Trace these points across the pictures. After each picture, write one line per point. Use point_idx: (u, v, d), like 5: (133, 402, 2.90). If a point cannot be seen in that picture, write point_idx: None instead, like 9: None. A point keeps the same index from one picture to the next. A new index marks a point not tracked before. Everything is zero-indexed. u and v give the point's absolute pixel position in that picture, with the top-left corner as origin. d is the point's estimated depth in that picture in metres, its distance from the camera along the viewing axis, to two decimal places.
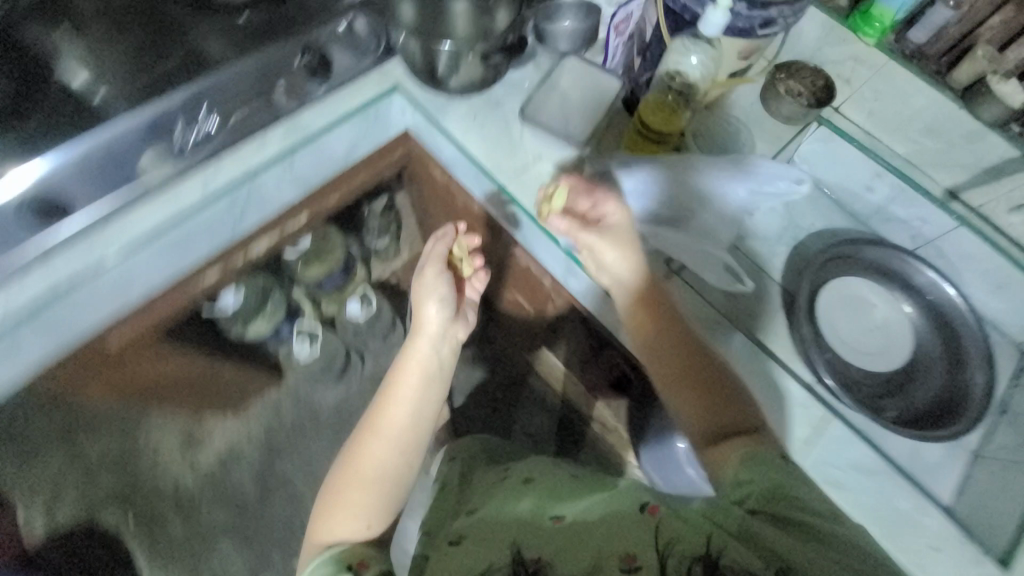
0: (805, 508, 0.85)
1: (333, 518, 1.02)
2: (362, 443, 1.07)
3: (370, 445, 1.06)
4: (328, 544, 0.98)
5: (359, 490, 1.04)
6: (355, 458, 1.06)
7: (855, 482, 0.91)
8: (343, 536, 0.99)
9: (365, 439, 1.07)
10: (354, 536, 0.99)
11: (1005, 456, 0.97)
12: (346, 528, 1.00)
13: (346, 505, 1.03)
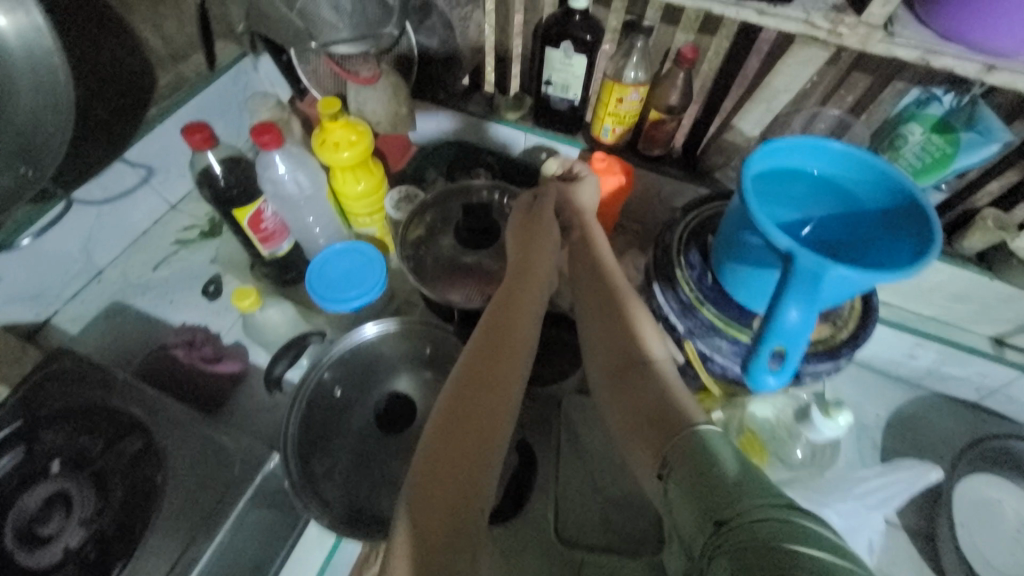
0: (745, 540, 0.37)
1: (422, 542, 0.45)
2: (481, 365, 0.56)
3: (501, 398, 0.55)
4: (421, 545, 0.45)
5: (453, 419, 0.52)
6: (462, 380, 0.55)
7: None
8: (421, 550, 0.44)
9: (474, 370, 0.56)
10: (434, 549, 0.44)
11: None
12: (414, 542, 0.45)
13: (437, 451, 0.50)
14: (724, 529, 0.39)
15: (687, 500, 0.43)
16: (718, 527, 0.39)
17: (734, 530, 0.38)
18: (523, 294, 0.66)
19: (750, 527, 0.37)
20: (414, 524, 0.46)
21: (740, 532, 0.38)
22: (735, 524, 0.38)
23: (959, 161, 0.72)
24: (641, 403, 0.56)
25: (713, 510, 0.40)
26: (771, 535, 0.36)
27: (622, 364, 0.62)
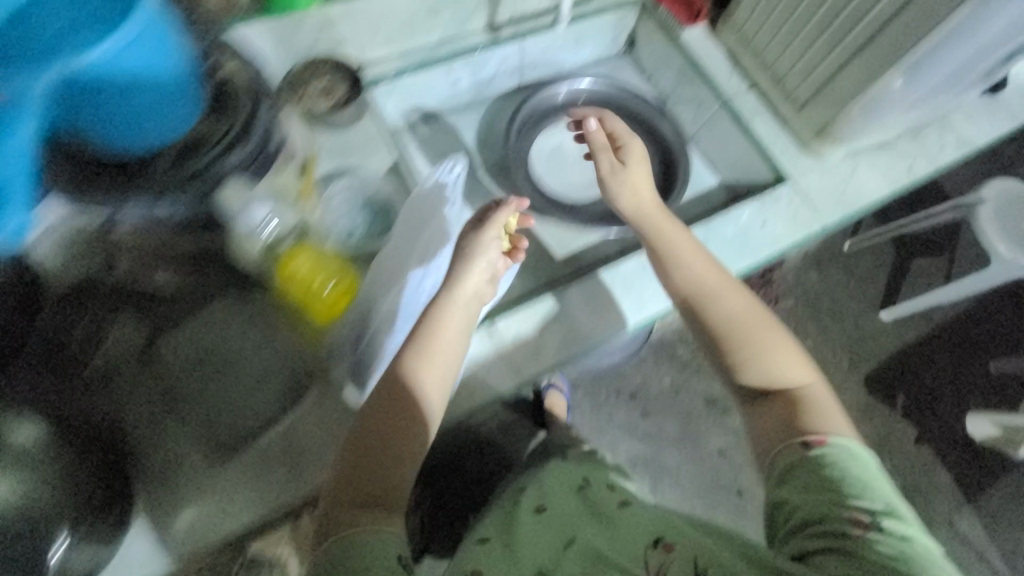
0: (811, 503, 0.57)
1: (349, 557, 0.55)
2: (376, 455, 0.62)
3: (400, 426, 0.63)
4: (360, 540, 0.56)
5: (362, 505, 0.59)
6: (358, 463, 0.62)
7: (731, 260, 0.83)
8: (376, 537, 0.56)
9: (364, 462, 0.62)
10: (382, 541, 0.56)
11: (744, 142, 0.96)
12: (369, 540, 0.56)
13: (347, 509, 0.59)
14: (812, 449, 0.60)
15: (784, 446, 0.63)
16: (808, 445, 0.61)
17: (800, 461, 0.60)
18: (399, 387, 0.64)
19: (820, 467, 0.59)
20: (344, 532, 0.57)
21: (794, 458, 0.61)
22: (806, 467, 0.59)
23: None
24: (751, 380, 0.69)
25: (804, 519, 0.56)
26: (844, 497, 0.56)
27: (731, 330, 0.71)
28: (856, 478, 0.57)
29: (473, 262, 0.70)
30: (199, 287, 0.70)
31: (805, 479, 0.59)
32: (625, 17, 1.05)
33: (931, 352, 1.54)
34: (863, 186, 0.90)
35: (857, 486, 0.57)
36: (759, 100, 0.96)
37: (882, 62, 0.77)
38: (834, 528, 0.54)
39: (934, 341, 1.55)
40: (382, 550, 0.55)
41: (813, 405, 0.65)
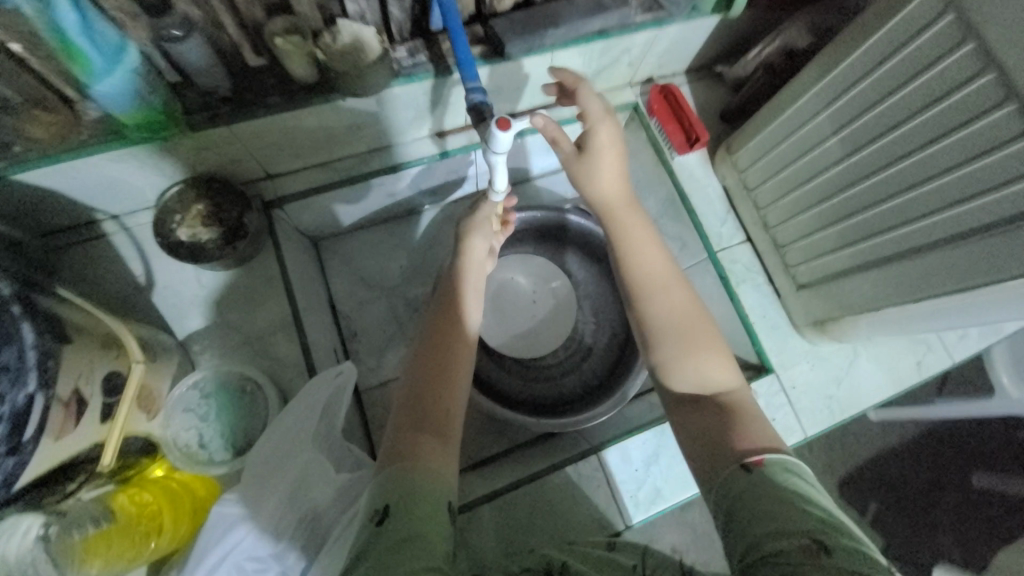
0: (769, 519, 0.41)
1: (406, 486, 0.44)
2: (428, 375, 0.55)
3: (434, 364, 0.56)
4: (420, 473, 0.45)
5: (420, 434, 0.50)
6: (409, 405, 0.53)
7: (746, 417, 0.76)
8: (429, 471, 0.46)
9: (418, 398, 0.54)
10: (437, 476, 0.46)
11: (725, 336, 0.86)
12: (424, 470, 0.46)
13: (412, 442, 0.49)
14: (757, 470, 0.46)
15: (722, 467, 0.49)
16: (751, 467, 0.46)
17: (745, 487, 0.45)
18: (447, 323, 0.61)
19: (769, 494, 0.43)
20: (403, 464, 0.46)
21: (738, 486, 0.45)
22: (757, 492, 0.44)
23: (79, 34, 0.49)
24: (690, 390, 0.58)
25: (772, 543, 0.40)
26: (808, 514, 0.41)
27: (677, 325, 0.61)
28: (800, 500, 0.43)
29: (482, 231, 0.67)
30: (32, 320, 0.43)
31: (757, 502, 0.43)
32: (610, 123, 0.92)
33: (908, 459, 1.39)
34: (861, 384, 0.79)
35: (809, 503, 0.43)
36: (753, 260, 0.84)
37: (898, 292, 0.63)
38: (796, 543, 0.39)
39: (906, 447, 1.39)
40: (430, 483, 0.45)
41: (747, 411, 0.54)
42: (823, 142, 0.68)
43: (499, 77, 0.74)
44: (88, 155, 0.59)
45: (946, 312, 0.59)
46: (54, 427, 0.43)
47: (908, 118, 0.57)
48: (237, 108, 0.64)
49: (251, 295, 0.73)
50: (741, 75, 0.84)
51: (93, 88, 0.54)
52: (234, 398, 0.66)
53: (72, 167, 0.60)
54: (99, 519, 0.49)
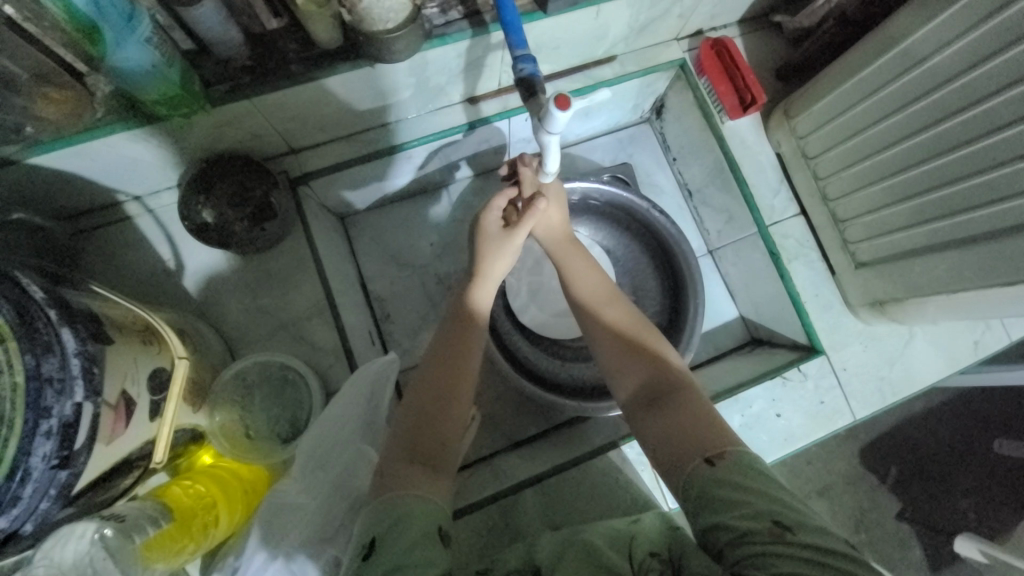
0: (732, 507, 0.44)
1: (392, 516, 0.45)
2: (426, 398, 0.55)
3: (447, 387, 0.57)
4: (408, 500, 0.46)
5: (409, 461, 0.50)
6: (410, 426, 0.54)
7: (793, 399, 0.74)
8: (416, 500, 0.47)
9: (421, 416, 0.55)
10: (426, 504, 0.47)
11: (769, 311, 0.84)
12: (414, 498, 0.47)
13: (401, 470, 0.49)
14: (719, 464, 0.47)
15: (685, 464, 0.49)
16: (713, 461, 0.47)
17: (708, 480, 0.46)
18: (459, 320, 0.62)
19: (730, 484, 0.45)
20: (392, 494, 0.47)
21: (701, 479, 0.47)
22: (720, 484, 0.46)
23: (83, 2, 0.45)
24: (656, 385, 0.57)
25: (737, 530, 0.42)
26: (765, 498, 0.44)
27: (635, 331, 0.62)
28: (760, 486, 0.45)
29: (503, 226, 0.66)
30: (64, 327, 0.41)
31: (722, 493, 0.45)
32: (655, 82, 0.84)
33: (933, 423, 1.28)
34: (916, 364, 0.76)
35: (766, 485, 0.45)
36: (807, 233, 0.79)
37: (976, 276, 0.59)
38: (761, 530, 0.42)
39: (933, 412, 1.28)
40: (419, 511, 0.46)
41: (704, 405, 0.53)
42: (906, 106, 0.61)
43: (540, 34, 0.67)
44: (108, 135, 0.55)
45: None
46: (105, 432, 0.42)
47: (1010, 84, 0.50)
48: (258, 78, 0.58)
49: (282, 277, 0.71)
50: (804, 25, 0.76)
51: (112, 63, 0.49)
52: (279, 387, 0.67)
53: (93, 149, 0.56)
54: (159, 519, 0.49)
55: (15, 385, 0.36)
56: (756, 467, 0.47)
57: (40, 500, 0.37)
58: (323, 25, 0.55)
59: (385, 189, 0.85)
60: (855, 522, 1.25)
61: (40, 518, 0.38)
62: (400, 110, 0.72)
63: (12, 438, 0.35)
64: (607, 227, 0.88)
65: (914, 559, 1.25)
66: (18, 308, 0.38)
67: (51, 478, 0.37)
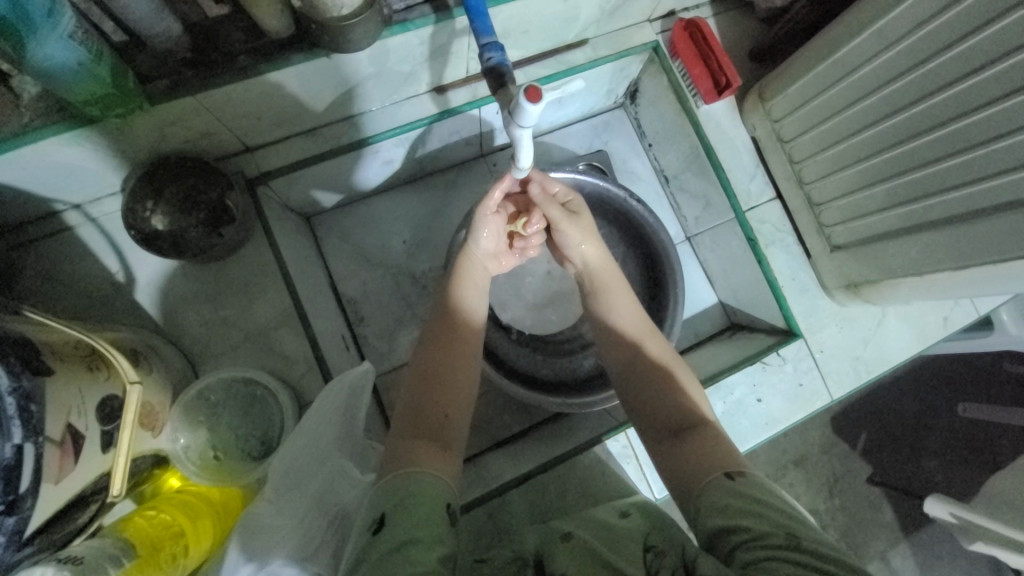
0: (746, 514, 0.44)
1: (403, 493, 0.44)
2: (426, 386, 0.55)
3: (451, 391, 0.55)
4: (419, 478, 0.46)
5: (418, 440, 0.50)
6: (408, 410, 0.54)
7: (772, 383, 0.75)
8: (426, 477, 0.46)
9: (418, 404, 0.54)
10: (438, 480, 0.47)
11: (748, 296, 0.84)
12: (425, 474, 0.46)
13: (409, 448, 0.49)
14: (738, 480, 0.48)
15: (702, 478, 0.50)
16: (732, 476, 0.48)
17: (725, 490, 0.47)
18: (449, 321, 0.60)
19: (748, 496, 0.46)
20: (400, 471, 0.46)
21: (719, 489, 0.47)
22: (736, 495, 0.46)
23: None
24: (674, 408, 0.57)
25: (750, 532, 0.42)
26: (780, 510, 0.44)
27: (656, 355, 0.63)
28: (777, 503, 0.45)
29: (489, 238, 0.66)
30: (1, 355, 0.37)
31: (737, 503, 0.45)
32: (629, 65, 0.82)
33: (900, 391, 1.32)
34: (889, 343, 0.77)
35: (785, 506, 0.45)
36: (784, 218, 0.79)
37: (951, 257, 0.59)
38: (776, 535, 0.41)
39: (899, 379, 1.33)
40: (430, 488, 0.45)
41: (723, 435, 0.54)
42: (882, 88, 0.60)
43: (507, 19, 0.63)
44: (34, 142, 0.50)
45: (1003, 278, 0.56)
46: (52, 470, 0.39)
47: (986, 66, 0.50)
48: (202, 72, 0.53)
49: (246, 286, 0.67)
50: (777, 6, 0.74)
51: (38, 67, 0.44)
52: (247, 403, 0.63)
53: (19, 156, 0.51)
54: (121, 557, 0.46)
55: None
56: (775, 489, 0.47)
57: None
58: (274, 11, 0.51)
59: (353, 186, 0.81)
60: (829, 489, 1.29)
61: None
62: (364, 102, 0.68)
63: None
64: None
65: (884, 520, 1.30)
66: None
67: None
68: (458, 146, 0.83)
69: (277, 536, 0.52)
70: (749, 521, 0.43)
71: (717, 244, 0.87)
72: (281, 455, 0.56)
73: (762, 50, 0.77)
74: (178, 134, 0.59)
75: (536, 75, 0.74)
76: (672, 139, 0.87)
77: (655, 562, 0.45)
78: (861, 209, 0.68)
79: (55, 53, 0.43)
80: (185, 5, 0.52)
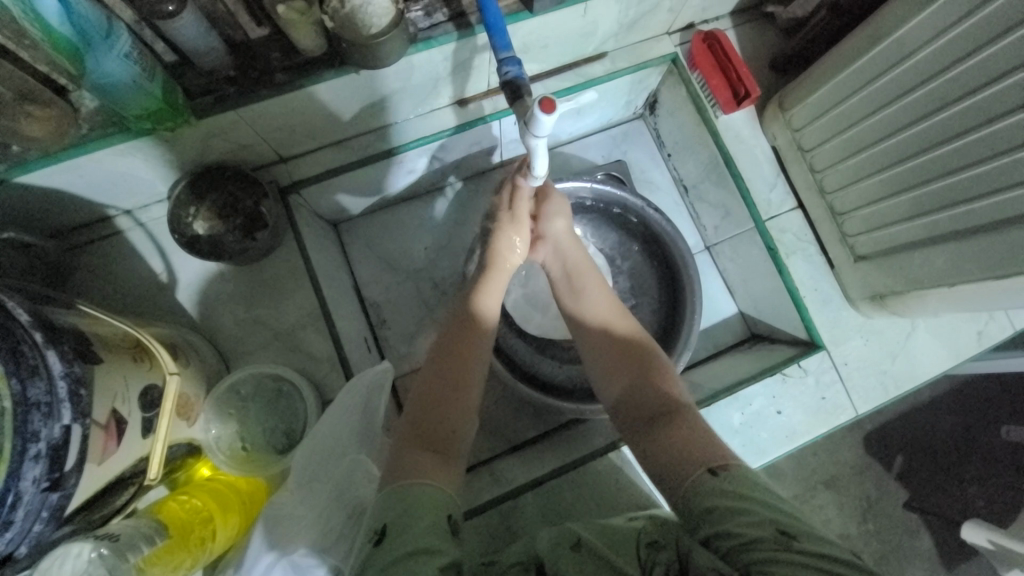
0: (734, 515, 0.44)
1: (403, 504, 0.46)
2: (436, 394, 0.57)
3: (461, 386, 0.58)
4: (419, 488, 0.47)
5: (420, 451, 0.52)
6: (420, 415, 0.56)
7: (793, 396, 0.73)
8: (425, 487, 0.48)
9: (429, 408, 0.56)
10: (438, 490, 0.48)
11: (768, 305, 0.83)
12: (425, 486, 0.48)
13: (412, 459, 0.50)
14: (723, 475, 0.48)
15: (686, 476, 0.50)
16: (716, 472, 0.48)
17: (714, 490, 0.47)
18: (465, 319, 0.63)
19: (732, 494, 0.46)
20: (404, 481, 0.48)
21: (706, 488, 0.47)
22: (724, 494, 0.46)
23: (60, 21, 0.44)
24: (652, 398, 0.58)
25: (742, 537, 0.42)
26: (770, 506, 0.44)
27: (633, 342, 0.64)
28: (764, 496, 0.46)
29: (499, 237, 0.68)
30: (59, 340, 0.40)
31: (724, 503, 0.45)
32: (648, 77, 0.83)
33: (937, 410, 1.26)
34: (918, 358, 0.75)
35: (771, 497, 0.46)
36: (806, 228, 0.78)
37: (979, 268, 0.58)
38: (765, 536, 0.42)
39: (936, 399, 1.27)
40: (430, 498, 0.47)
41: (703, 423, 0.55)
42: (904, 96, 0.60)
43: (527, 35, 0.66)
44: (90, 152, 0.55)
45: None
46: (96, 452, 0.42)
47: (1008, 73, 0.49)
48: (243, 88, 0.58)
49: (276, 288, 0.71)
50: (798, 15, 0.74)
51: (101, 81, 0.49)
52: (274, 398, 0.66)
53: (78, 165, 0.56)
54: (153, 537, 0.49)
55: None
56: (751, 480, 0.47)
57: (33, 523, 0.37)
58: (312, 33, 0.55)
59: (377, 196, 0.85)
60: (860, 512, 1.24)
61: (33, 540, 0.38)
62: (389, 115, 0.71)
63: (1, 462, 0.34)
64: (600, 228, 0.86)
65: (921, 548, 1.24)
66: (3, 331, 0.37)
67: (42, 500, 0.37)
68: (478, 155, 0.86)
69: (299, 526, 0.55)
70: (740, 523, 0.43)
71: (737, 253, 0.86)
72: (303, 452, 0.59)
73: (782, 61, 0.77)
74: (219, 144, 0.63)
75: (556, 87, 0.77)
76: (690, 148, 0.87)
77: (651, 558, 0.46)
78: (884, 216, 0.67)
79: (115, 69, 0.48)
80: (229, 29, 0.56)
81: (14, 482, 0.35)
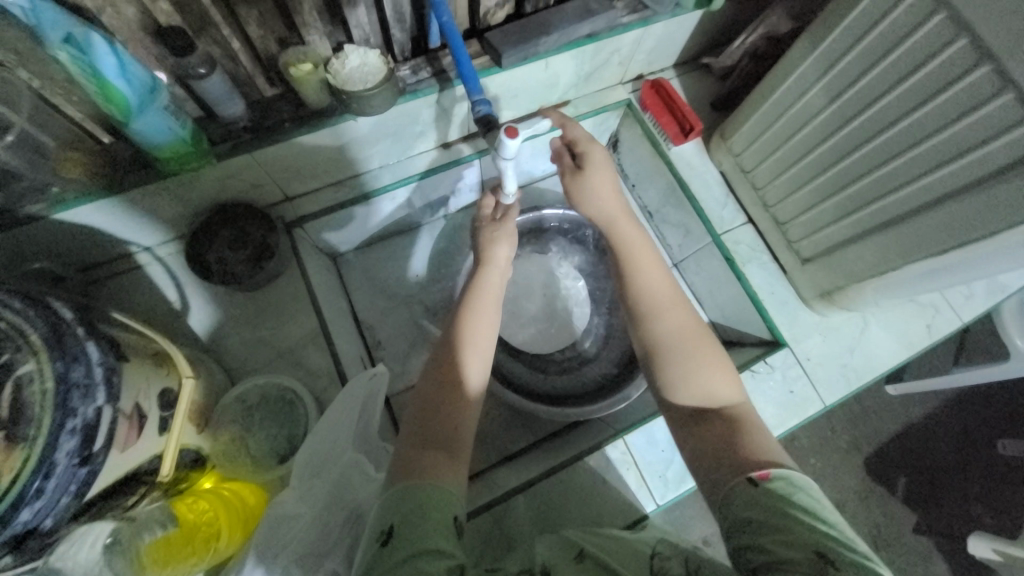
0: (768, 531, 0.42)
1: (412, 504, 0.46)
2: (435, 403, 0.57)
3: (452, 402, 0.57)
4: (423, 489, 0.47)
5: (420, 453, 0.52)
6: (419, 419, 0.56)
7: (763, 391, 0.78)
8: (431, 488, 0.48)
9: (426, 417, 0.56)
10: (440, 491, 0.48)
11: (733, 310, 0.90)
12: (428, 486, 0.48)
13: (415, 459, 0.51)
14: (763, 484, 0.46)
15: (727, 479, 0.49)
16: (756, 480, 0.46)
17: (750, 501, 0.45)
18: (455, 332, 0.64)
19: (775, 509, 0.44)
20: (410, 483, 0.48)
21: (742, 496, 0.46)
22: (760, 506, 0.44)
23: (117, 78, 0.52)
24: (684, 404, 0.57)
25: (772, 553, 0.41)
26: (808, 526, 0.42)
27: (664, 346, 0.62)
28: (805, 516, 0.43)
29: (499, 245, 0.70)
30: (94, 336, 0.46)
31: (758, 517, 0.44)
32: (608, 119, 0.96)
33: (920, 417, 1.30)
34: (874, 350, 0.81)
35: (813, 517, 0.43)
36: (756, 239, 0.88)
37: (900, 255, 0.66)
38: (800, 558, 0.39)
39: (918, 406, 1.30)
40: (435, 500, 0.47)
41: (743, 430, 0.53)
42: (815, 117, 0.70)
43: (499, 86, 0.78)
44: (124, 191, 0.64)
45: (949, 269, 0.61)
46: (120, 439, 0.47)
47: (890, 88, 0.60)
48: (257, 134, 0.68)
49: (280, 309, 0.77)
50: (727, 64, 0.88)
51: (137, 129, 0.57)
52: (278, 407, 0.72)
53: (112, 203, 0.65)
54: (164, 525, 0.52)
55: (45, 390, 0.40)
56: (796, 492, 0.45)
57: (61, 494, 0.41)
58: (320, 88, 0.66)
59: (371, 231, 0.93)
60: (859, 523, 1.23)
61: (58, 515, 0.41)
62: (382, 154, 0.81)
63: (41, 434, 0.39)
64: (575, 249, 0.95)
65: (931, 566, 1.22)
66: (55, 325, 0.43)
67: (72, 474, 0.41)
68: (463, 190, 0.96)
69: (297, 526, 0.57)
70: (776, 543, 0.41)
71: (700, 267, 0.95)
72: (302, 454, 0.62)
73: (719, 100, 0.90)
74: (237, 184, 0.73)
75: (527, 130, 0.89)
76: (650, 178, 0.99)
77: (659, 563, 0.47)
78: (820, 220, 0.76)
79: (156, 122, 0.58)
80: (247, 87, 0.67)
81: (51, 452, 0.39)
